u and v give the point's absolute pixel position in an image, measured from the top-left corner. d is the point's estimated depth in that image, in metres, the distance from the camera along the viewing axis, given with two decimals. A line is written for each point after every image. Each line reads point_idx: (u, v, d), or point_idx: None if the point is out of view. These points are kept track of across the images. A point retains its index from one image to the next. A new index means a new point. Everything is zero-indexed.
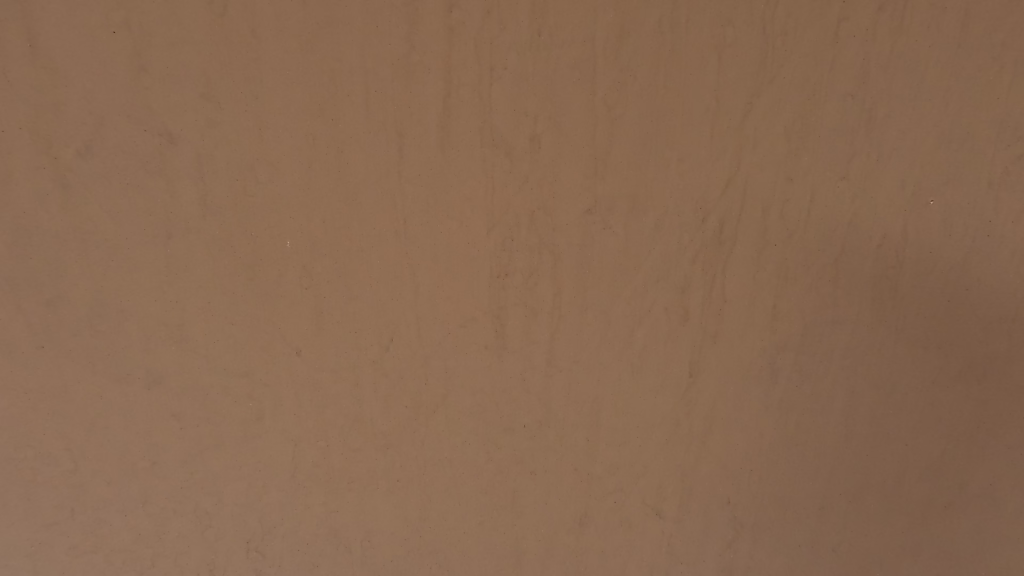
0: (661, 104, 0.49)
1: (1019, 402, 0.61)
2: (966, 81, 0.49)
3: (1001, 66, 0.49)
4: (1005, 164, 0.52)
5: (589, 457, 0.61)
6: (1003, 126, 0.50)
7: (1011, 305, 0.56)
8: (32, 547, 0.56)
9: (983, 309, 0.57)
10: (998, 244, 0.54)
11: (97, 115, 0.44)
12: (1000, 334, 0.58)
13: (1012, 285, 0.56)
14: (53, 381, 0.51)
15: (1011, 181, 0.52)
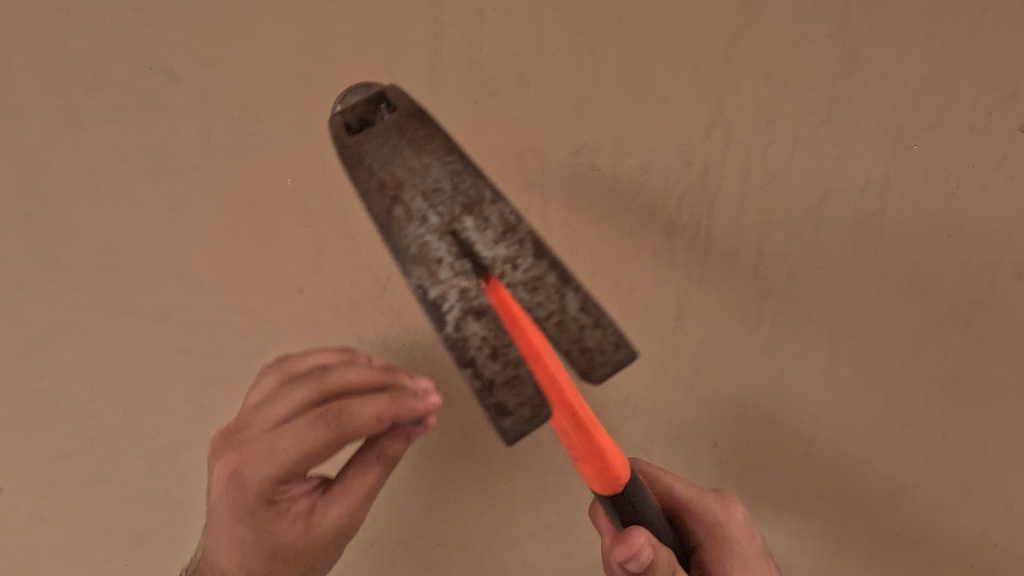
0: (646, 45, 0.51)
1: (987, 342, 0.67)
2: (949, 25, 0.53)
3: (980, 10, 0.53)
4: (987, 109, 0.56)
5: (578, 398, 0.66)
6: (983, 71, 0.54)
7: (987, 252, 0.62)
8: (51, 475, 0.61)
9: (964, 255, 0.62)
10: (977, 191, 0.59)
11: (104, 55, 0.46)
12: (978, 280, 0.63)
13: (990, 233, 0.61)
14: (68, 313, 0.54)
15: (991, 127, 0.56)
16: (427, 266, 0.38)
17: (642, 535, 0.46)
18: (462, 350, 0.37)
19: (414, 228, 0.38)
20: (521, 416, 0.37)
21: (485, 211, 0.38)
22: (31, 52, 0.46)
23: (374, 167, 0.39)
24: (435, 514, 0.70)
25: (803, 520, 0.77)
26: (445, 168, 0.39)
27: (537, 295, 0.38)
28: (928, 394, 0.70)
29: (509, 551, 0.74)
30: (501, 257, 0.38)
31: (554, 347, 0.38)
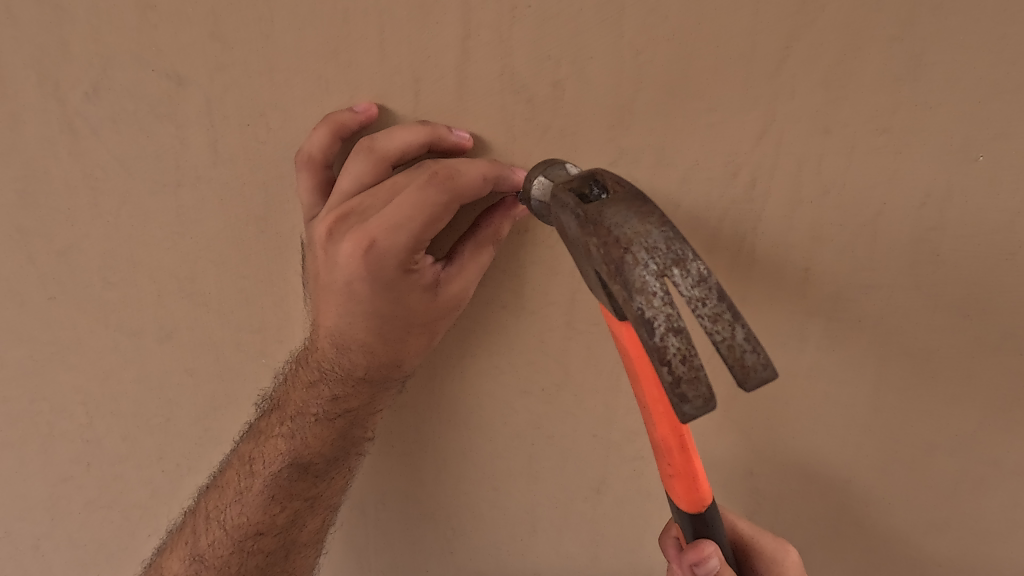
0: (693, 47, 0.46)
1: None
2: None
3: None
4: None
5: (607, 425, 0.60)
6: None
7: None
8: (51, 499, 0.60)
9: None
10: None
11: (102, 56, 0.42)
12: None
13: None
14: (68, 332, 0.52)
15: None
16: (647, 295, 0.31)
17: (711, 545, 0.48)
18: (661, 358, 0.31)
19: (641, 272, 0.31)
20: (702, 400, 0.30)
21: (688, 268, 0.32)
22: (24, 55, 0.42)
23: (607, 226, 0.32)
24: (451, 544, 0.69)
25: (836, 540, 0.76)
26: (657, 231, 0.32)
27: (715, 327, 0.30)
28: (981, 423, 0.63)
29: (529, 575, 0.72)
30: (695, 302, 0.31)
31: (729, 356, 0.30)
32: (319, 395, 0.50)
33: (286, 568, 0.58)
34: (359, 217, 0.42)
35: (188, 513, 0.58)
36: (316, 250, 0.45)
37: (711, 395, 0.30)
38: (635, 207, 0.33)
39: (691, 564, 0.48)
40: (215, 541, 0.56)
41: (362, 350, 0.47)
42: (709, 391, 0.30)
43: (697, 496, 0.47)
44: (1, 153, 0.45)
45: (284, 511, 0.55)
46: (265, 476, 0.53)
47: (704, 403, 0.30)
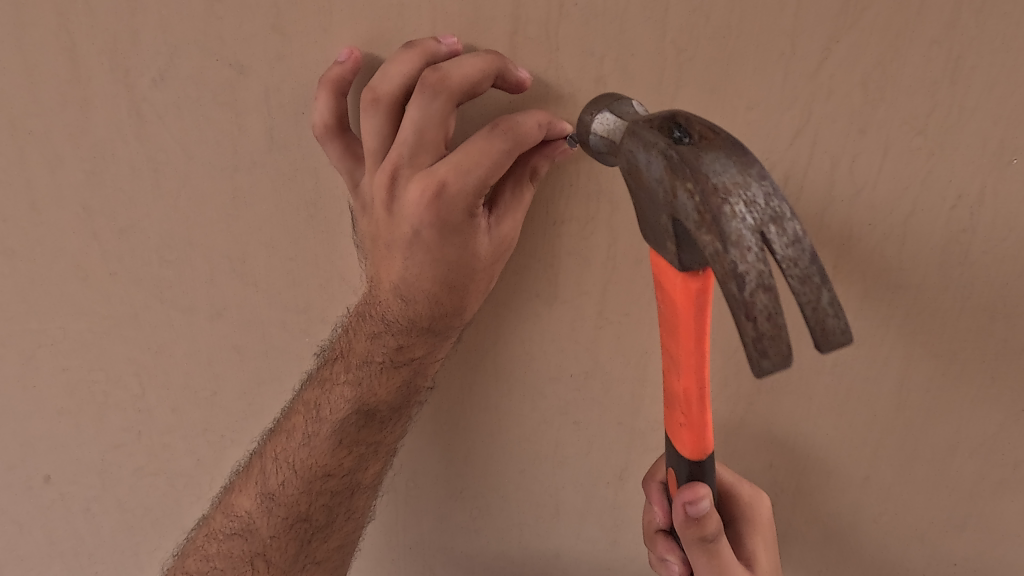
0: (735, 46, 0.47)
1: None
2: None
3: None
4: None
5: (633, 412, 0.62)
6: None
7: None
8: (102, 465, 0.63)
9: None
10: None
11: (170, 46, 0.44)
12: None
13: None
14: (125, 308, 0.54)
15: None
16: (742, 248, 0.30)
17: (705, 488, 0.48)
18: (748, 313, 0.30)
19: (737, 225, 0.30)
20: (783, 357, 0.30)
21: (785, 227, 0.31)
22: (96, 42, 0.44)
23: (706, 174, 0.31)
24: (475, 523, 0.71)
25: (852, 538, 0.77)
26: (757, 186, 0.31)
27: (803, 290, 0.31)
28: (1002, 423, 0.65)
29: (551, 557, 0.74)
30: (786, 263, 0.31)
31: (812, 321, 0.30)
32: (386, 344, 0.52)
33: (350, 505, 0.61)
34: (412, 168, 0.44)
35: (253, 457, 0.59)
36: (376, 206, 0.46)
37: (790, 352, 0.30)
38: (736, 156, 0.31)
39: (683, 502, 0.48)
40: (285, 482, 0.58)
41: (434, 296, 0.49)
42: (789, 348, 0.30)
43: (702, 444, 0.46)
44: (69, 134, 0.47)
45: (350, 454, 0.58)
46: (330, 422, 0.55)
47: (783, 360, 0.30)
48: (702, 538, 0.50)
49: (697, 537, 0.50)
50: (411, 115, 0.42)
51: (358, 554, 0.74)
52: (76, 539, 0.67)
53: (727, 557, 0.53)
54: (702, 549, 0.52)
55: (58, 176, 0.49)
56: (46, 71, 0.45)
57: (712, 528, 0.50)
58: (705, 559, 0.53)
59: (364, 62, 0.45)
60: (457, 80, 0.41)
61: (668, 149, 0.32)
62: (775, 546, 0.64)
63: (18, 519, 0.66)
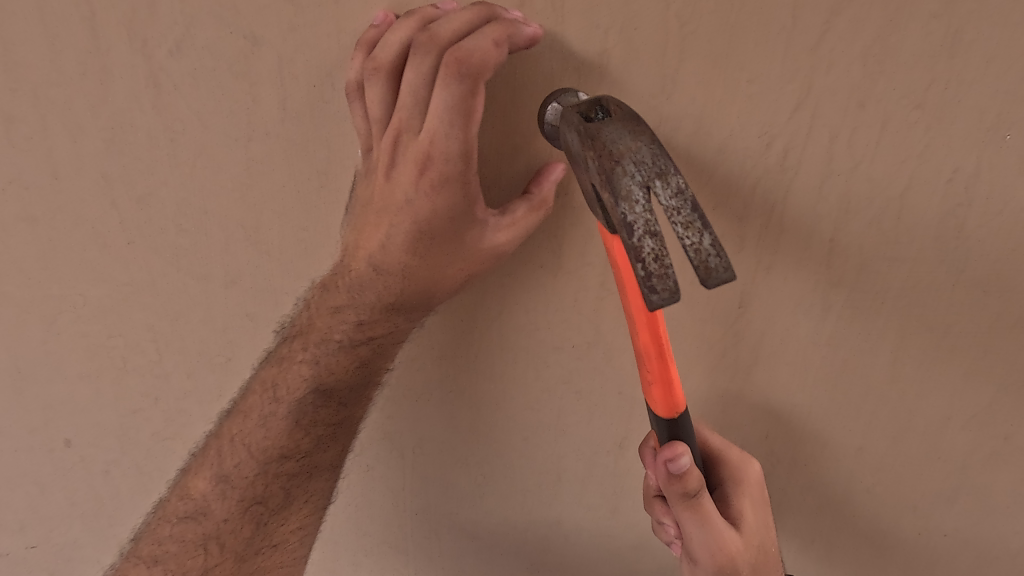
0: (738, 19, 0.48)
1: None
2: None
3: None
4: None
5: (634, 383, 0.64)
6: None
7: None
8: (121, 429, 0.65)
9: None
10: None
11: (187, 16, 0.45)
12: None
13: None
14: (143, 275, 0.56)
15: None
16: (630, 202, 0.34)
17: (684, 446, 0.50)
18: (637, 255, 0.33)
19: (627, 181, 0.34)
20: (669, 292, 0.32)
21: (670, 180, 0.34)
22: (115, 13, 0.45)
23: (603, 141, 0.35)
24: (480, 489, 0.73)
25: (846, 509, 0.79)
26: (647, 147, 0.35)
27: (684, 233, 0.33)
28: (993, 395, 0.67)
29: (552, 524, 0.76)
30: (672, 211, 0.34)
31: (694, 260, 0.32)
32: (367, 294, 0.53)
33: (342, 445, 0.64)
34: (410, 134, 0.45)
35: (211, 438, 0.62)
36: (378, 171, 0.48)
37: (677, 289, 0.32)
38: (630, 126, 0.36)
39: (664, 461, 0.51)
40: (240, 463, 0.60)
41: (405, 271, 0.51)
42: (675, 284, 0.32)
43: (673, 401, 0.50)
44: (88, 104, 0.48)
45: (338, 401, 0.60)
46: (302, 395, 0.58)
47: (671, 297, 0.32)
48: (685, 493, 0.53)
49: (680, 492, 0.53)
50: (407, 80, 0.43)
51: (327, 528, 0.75)
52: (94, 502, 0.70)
53: (711, 513, 0.56)
54: (686, 504, 0.54)
55: (78, 145, 0.50)
56: (66, 41, 0.46)
57: (694, 483, 0.52)
58: (689, 514, 0.55)
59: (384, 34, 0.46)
60: (445, 36, 0.42)
61: (578, 126, 0.37)
62: (766, 503, 0.65)
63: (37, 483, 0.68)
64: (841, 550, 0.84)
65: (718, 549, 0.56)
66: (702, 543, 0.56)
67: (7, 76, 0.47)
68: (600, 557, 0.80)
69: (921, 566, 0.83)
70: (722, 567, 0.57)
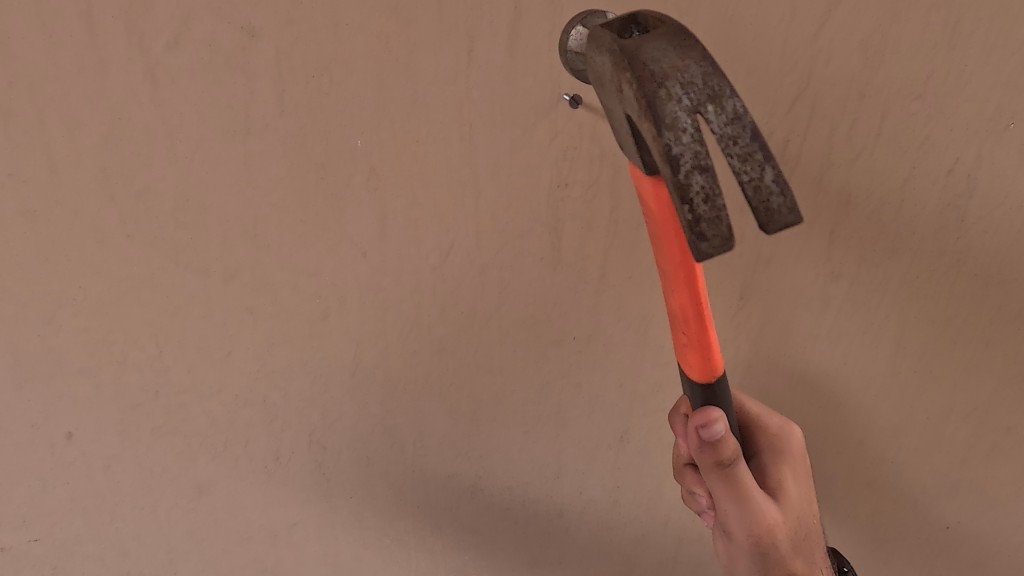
0: (739, 9, 0.48)
1: None
2: None
3: None
4: None
5: (634, 372, 0.66)
6: None
7: None
8: (120, 425, 0.62)
9: None
10: None
11: (185, 8, 0.45)
12: None
13: None
14: (141, 269, 0.55)
15: None
16: (678, 131, 0.33)
17: (718, 411, 0.50)
18: (686, 196, 0.33)
19: (674, 107, 0.33)
20: (721, 237, 0.32)
21: (723, 105, 0.33)
22: (113, 5, 0.45)
23: (644, 61, 0.33)
24: (481, 484, 0.73)
25: (849, 507, 0.78)
26: (696, 66, 0.33)
27: (742, 167, 0.32)
28: (994, 388, 0.67)
29: (553, 518, 0.76)
30: (725, 141, 0.33)
31: (755, 198, 0.32)
32: None
33: None
34: None
35: None
36: None
37: (730, 233, 0.33)
38: (675, 42, 0.33)
39: (697, 428, 0.51)
40: None
41: None
42: (728, 230, 0.32)
43: (709, 365, 0.50)
44: (83, 97, 0.47)
45: None
46: None
47: (722, 242, 0.33)
48: (719, 463, 0.53)
49: (714, 462, 0.53)
50: None
51: (320, 531, 0.73)
52: (84, 504, 0.66)
53: (748, 485, 0.56)
54: (720, 477, 0.54)
55: (73, 138, 0.49)
56: (60, 33, 0.45)
57: (729, 453, 0.52)
58: (723, 485, 0.55)
59: (388, 29, 0.47)
60: None
61: (614, 44, 0.34)
62: (808, 474, 0.64)
63: (17, 493, 0.63)
64: (845, 551, 0.83)
65: (754, 520, 0.56)
66: (737, 515, 0.57)
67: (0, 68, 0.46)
68: (601, 551, 0.80)
69: (922, 562, 0.83)
70: (759, 539, 0.57)
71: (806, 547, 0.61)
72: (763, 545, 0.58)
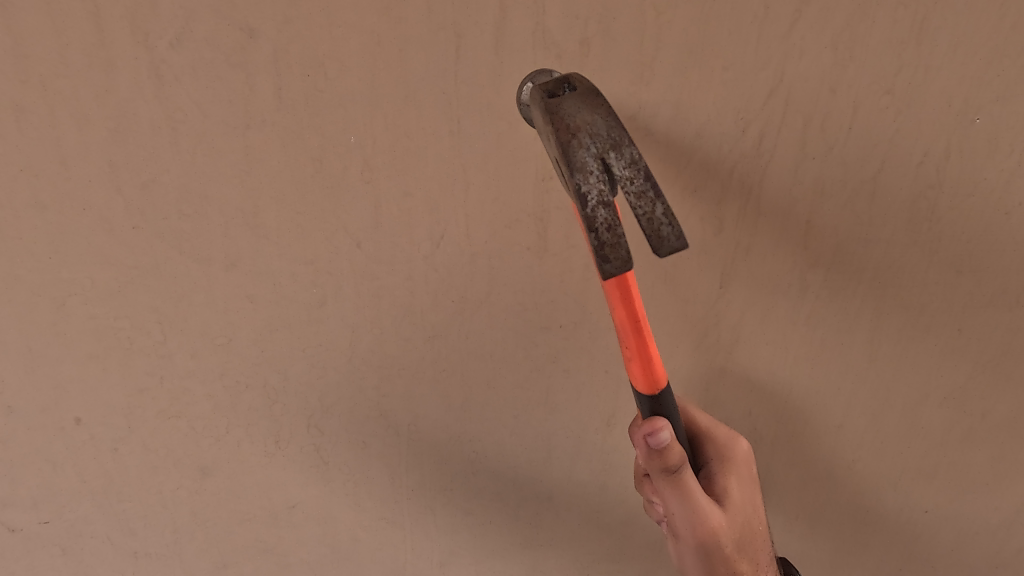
0: (711, 9, 0.51)
1: None
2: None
3: None
4: None
5: (620, 360, 0.68)
6: None
7: None
8: (128, 408, 0.65)
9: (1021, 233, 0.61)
10: None
11: (187, 10, 0.48)
12: None
13: None
14: (147, 259, 0.57)
15: None
16: (585, 173, 0.38)
17: (664, 420, 0.53)
18: (591, 225, 0.38)
19: (582, 153, 0.38)
20: (620, 261, 0.37)
21: (624, 151, 0.38)
22: (119, 6, 0.47)
23: (561, 115, 0.39)
24: (474, 466, 0.75)
25: (831, 491, 0.81)
26: (602, 120, 0.39)
27: (637, 203, 0.38)
28: (969, 373, 0.70)
29: (544, 499, 0.79)
30: (625, 181, 0.38)
31: (647, 229, 0.37)
32: None
33: None
34: None
35: None
36: None
37: (628, 257, 0.38)
38: (587, 100, 0.39)
39: (643, 436, 0.54)
40: None
41: None
42: (626, 255, 0.38)
43: (652, 377, 0.53)
44: (92, 95, 0.50)
45: None
46: None
47: (623, 265, 0.38)
48: (666, 469, 0.55)
49: (661, 467, 0.55)
50: None
51: (318, 513, 0.76)
52: (93, 485, 0.68)
53: (693, 489, 0.58)
54: (667, 482, 0.57)
55: (84, 134, 0.51)
56: (71, 34, 0.48)
57: (675, 460, 0.54)
58: (671, 489, 0.57)
59: (379, 28, 0.50)
60: None
61: (541, 101, 0.40)
62: (754, 480, 0.66)
63: (29, 474, 0.66)
64: (828, 535, 0.85)
65: (698, 522, 0.59)
66: (683, 517, 0.59)
67: (16, 68, 0.49)
68: (591, 532, 0.83)
69: (905, 545, 0.85)
70: (703, 538, 0.60)
71: (750, 547, 0.64)
72: (706, 545, 0.60)
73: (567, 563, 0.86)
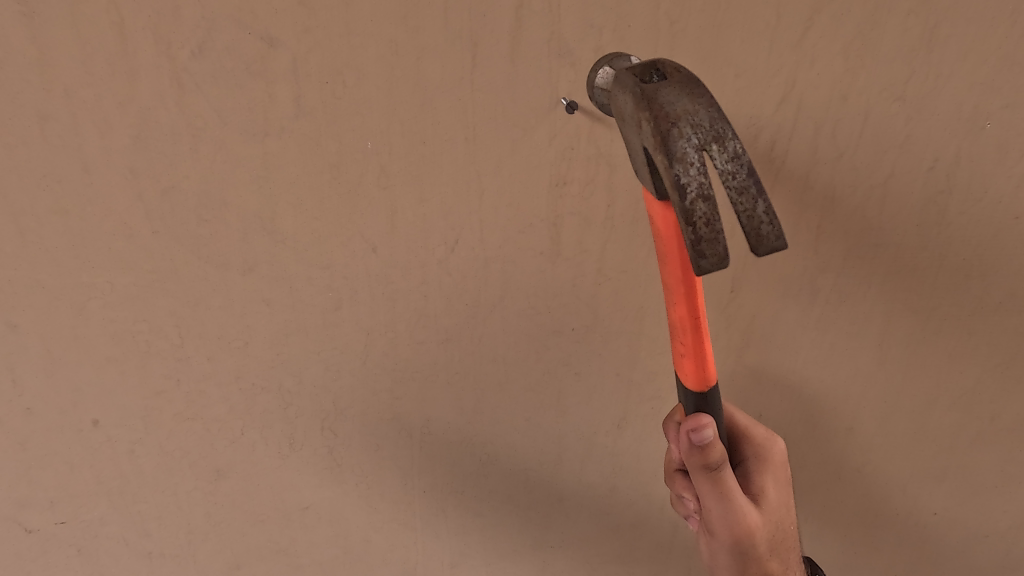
0: (724, 17, 0.52)
1: None
2: None
3: None
4: None
5: (630, 363, 0.69)
6: None
7: None
8: (144, 411, 0.66)
9: None
10: None
11: (209, 20, 0.49)
12: None
13: None
14: (166, 263, 0.58)
15: None
16: (685, 164, 0.38)
17: (708, 418, 0.54)
18: (688, 220, 0.38)
19: (683, 144, 0.38)
20: (717, 257, 0.38)
21: (726, 145, 0.38)
22: (143, 16, 0.48)
23: (660, 103, 0.38)
24: (485, 468, 0.76)
25: (841, 494, 0.81)
26: (705, 111, 0.38)
27: (739, 200, 0.38)
28: (979, 375, 0.70)
29: (554, 501, 0.80)
30: (727, 175, 0.38)
31: (749, 226, 0.37)
32: None
33: None
34: None
35: None
36: None
37: (725, 254, 0.38)
38: (688, 88, 0.38)
39: (688, 431, 0.54)
40: None
41: None
42: (724, 251, 0.38)
43: (702, 374, 0.53)
44: (115, 102, 0.51)
45: None
46: None
47: (717, 262, 0.38)
48: (706, 465, 0.55)
49: (702, 464, 0.55)
50: None
51: (330, 514, 0.76)
52: (109, 486, 0.69)
53: (730, 487, 0.58)
54: (707, 478, 0.57)
55: (106, 141, 0.52)
56: (95, 43, 0.49)
57: (716, 456, 0.55)
58: (709, 487, 0.57)
59: (397, 37, 0.50)
60: None
61: (635, 90, 0.39)
62: (788, 481, 0.67)
63: (47, 475, 0.67)
64: (837, 538, 0.85)
65: (735, 522, 0.59)
66: (720, 516, 0.59)
67: (41, 76, 0.50)
68: (600, 534, 0.83)
69: (914, 548, 0.85)
70: (738, 538, 0.60)
71: (783, 550, 0.64)
72: (741, 547, 0.60)
73: (577, 565, 0.86)
